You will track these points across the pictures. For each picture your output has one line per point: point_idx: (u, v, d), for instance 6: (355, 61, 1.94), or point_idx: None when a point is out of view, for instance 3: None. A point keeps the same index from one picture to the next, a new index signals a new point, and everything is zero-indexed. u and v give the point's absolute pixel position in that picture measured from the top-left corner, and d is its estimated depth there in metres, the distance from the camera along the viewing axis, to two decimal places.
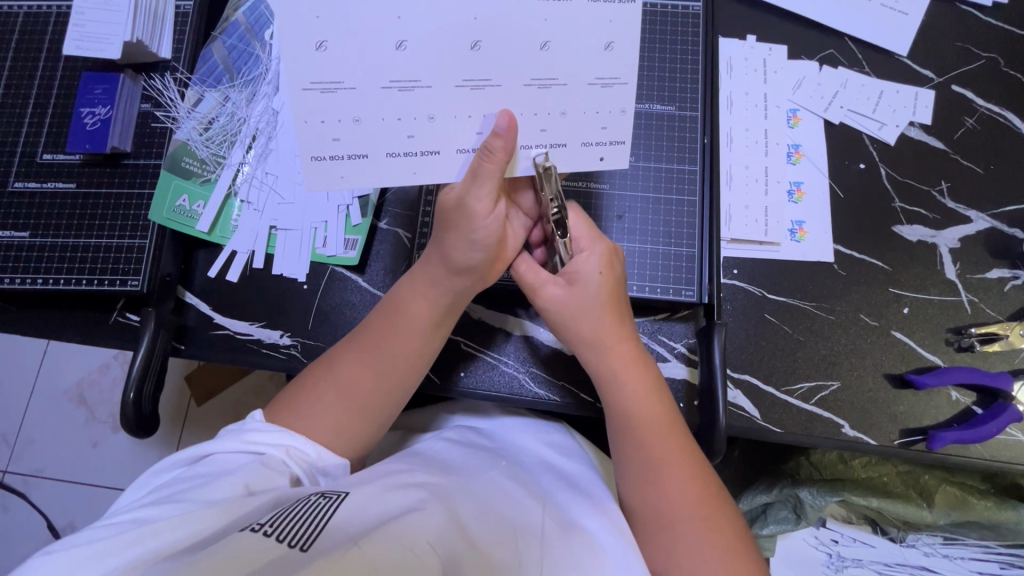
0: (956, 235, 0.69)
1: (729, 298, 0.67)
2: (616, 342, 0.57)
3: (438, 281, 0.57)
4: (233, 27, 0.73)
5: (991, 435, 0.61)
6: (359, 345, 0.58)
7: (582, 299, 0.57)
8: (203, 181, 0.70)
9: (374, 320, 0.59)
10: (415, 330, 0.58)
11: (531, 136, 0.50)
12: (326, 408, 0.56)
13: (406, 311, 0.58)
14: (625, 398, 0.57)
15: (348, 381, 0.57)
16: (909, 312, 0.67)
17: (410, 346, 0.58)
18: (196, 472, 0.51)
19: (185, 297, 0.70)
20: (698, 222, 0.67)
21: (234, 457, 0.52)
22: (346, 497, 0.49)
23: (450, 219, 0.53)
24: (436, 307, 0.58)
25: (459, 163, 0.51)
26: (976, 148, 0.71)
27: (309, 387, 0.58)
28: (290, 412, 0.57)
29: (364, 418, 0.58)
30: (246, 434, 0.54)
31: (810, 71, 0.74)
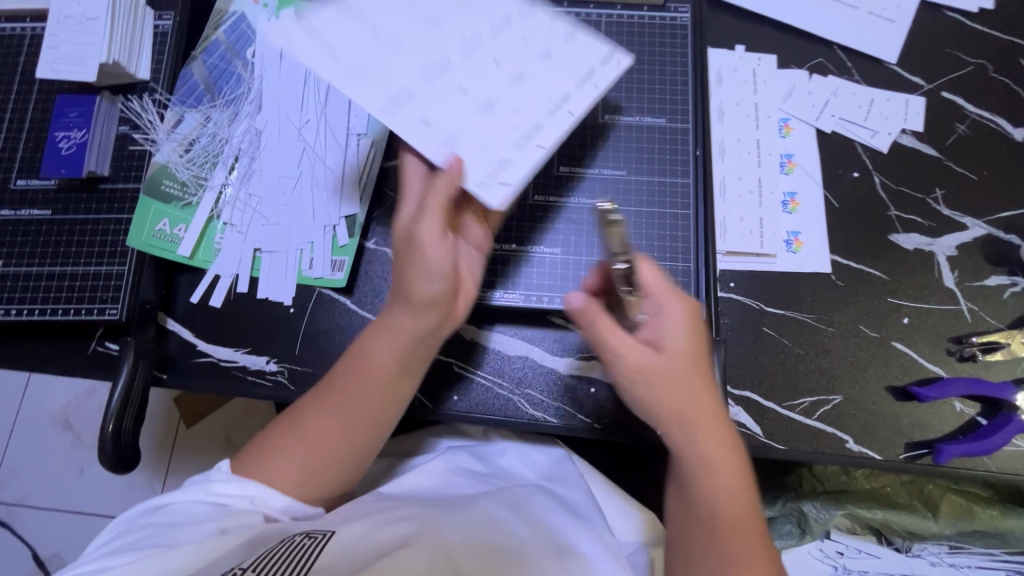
0: (952, 242, 0.68)
1: (725, 313, 0.66)
2: (706, 418, 0.50)
3: (403, 327, 0.53)
4: (213, 46, 0.72)
5: (997, 447, 0.60)
6: (326, 394, 0.55)
7: (663, 364, 0.50)
8: (184, 204, 0.68)
9: (342, 366, 0.56)
10: (371, 379, 0.54)
11: (540, 48, 0.56)
12: (292, 460, 0.54)
13: (374, 359, 0.54)
14: (708, 481, 0.50)
15: (321, 429, 0.54)
16: (909, 322, 0.65)
17: (377, 393, 0.55)
18: (161, 521, 0.49)
19: (167, 324, 0.67)
20: (692, 235, 0.66)
21: (200, 504, 0.51)
22: (331, 536, 0.47)
23: (404, 254, 0.52)
24: (399, 353, 0.54)
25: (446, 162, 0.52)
26: (969, 154, 0.71)
27: (275, 434, 0.55)
28: (255, 459, 0.54)
29: (335, 471, 0.55)
30: (211, 484, 0.52)
31: (800, 80, 0.73)
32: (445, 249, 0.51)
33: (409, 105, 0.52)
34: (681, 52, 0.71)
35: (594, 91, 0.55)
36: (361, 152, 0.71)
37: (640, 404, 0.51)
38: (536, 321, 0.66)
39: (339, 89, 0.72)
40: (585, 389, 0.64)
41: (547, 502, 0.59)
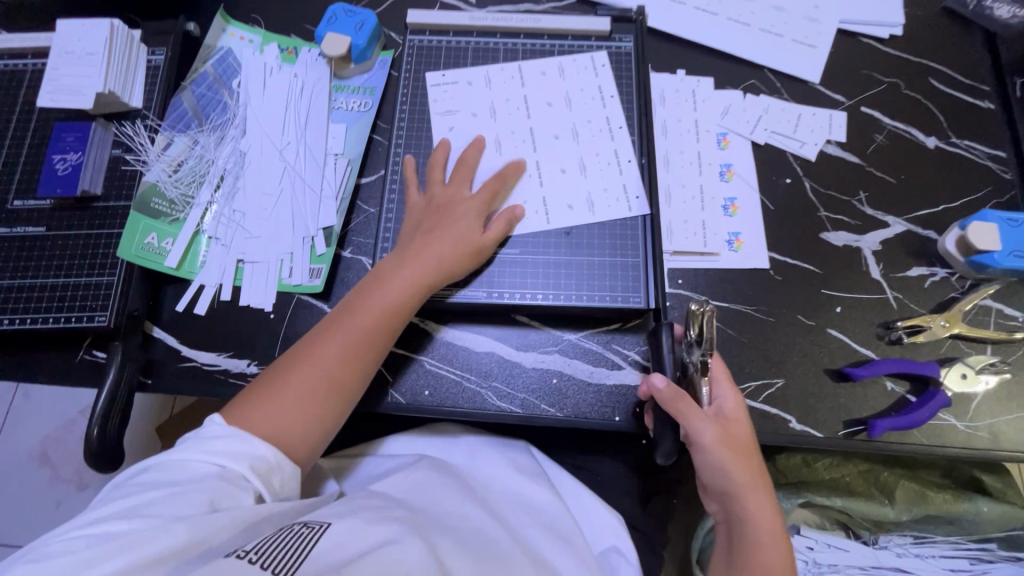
0: (877, 238, 0.75)
1: (672, 307, 0.72)
2: (760, 489, 0.60)
3: (414, 266, 0.65)
4: (202, 77, 0.79)
5: (923, 421, 0.65)
6: (336, 325, 0.64)
7: (737, 443, 0.60)
8: (172, 219, 0.73)
9: (353, 302, 0.65)
10: (382, 325, 0.63)
11: (553, 88, 0.78)
12: (299, 383, 0.60)
13: (385, 292, 0.64)
14: (759, 552, 0.59)
15: (330, 361, 0.61)
16: (841, 310, 0.72)
17: (382, 323, 0.64)
18: (151, 486, 0.51)
19: (153, 332, 0.71)
20: (639, 234, 0.72)
21: (191, 467, 0.52)
22: (328, 526, 0.50)
23: (436, 268, 0.66)
24: (406, 292, 0.65)
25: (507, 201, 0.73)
26: (888, 161, 0.79)
27: (286, 363, 0.62)
28: (262, 389, 0.60)
29: (328, 396, 0.61)
30: (210, 445, 0.54)
31: (736, 98, 0.82)
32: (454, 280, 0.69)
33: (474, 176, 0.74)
34: (627, 75, 0.79)
35: (602, 113, 0.77)
36: (338, 171, 0.77)
37: (723, 481, 0.60)
38: (501, 319, 0.71)
39: (318, 114, 0.80)
40: (548, 380, 0.69)
41: (525, 519, 0.67)
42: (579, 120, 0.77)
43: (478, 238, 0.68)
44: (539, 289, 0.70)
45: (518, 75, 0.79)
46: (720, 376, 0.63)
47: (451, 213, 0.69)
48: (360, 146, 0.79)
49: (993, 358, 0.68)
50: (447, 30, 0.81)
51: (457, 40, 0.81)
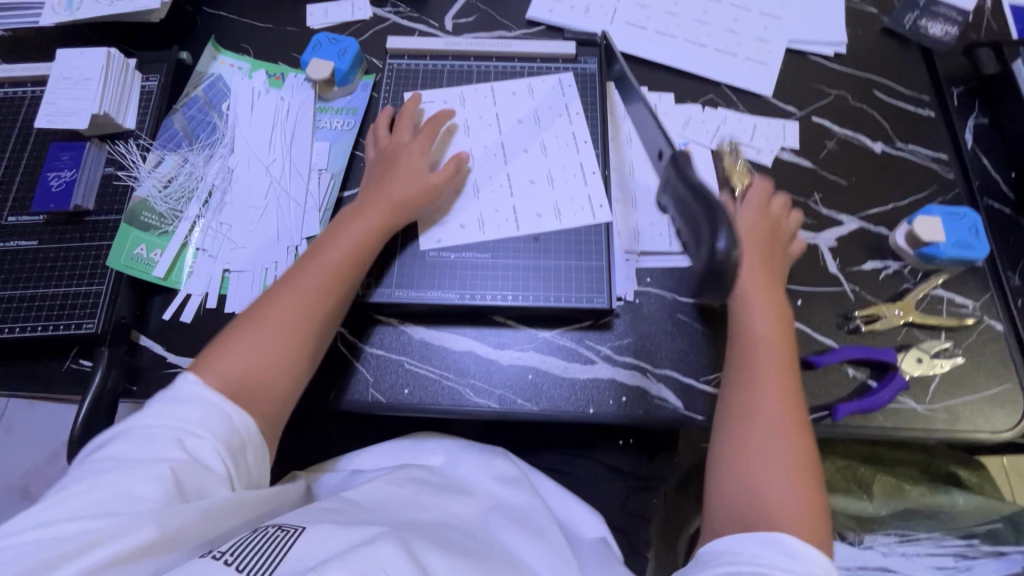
0: (832, 236, 0.79)
1: (642, 304, 0.75)
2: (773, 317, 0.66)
3: (371, 212, 0.69)
4: (193, 101, 0.84)
5: (884, 402, 0.68)
6: (296, 270, 0.65)
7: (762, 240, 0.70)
8: (161, 232, 0.76)
9: (314, 248, 0.67)
10: (349, 264, 0.66)
11: (520, 101, 0.84)
12: (265, 329, 0.60)
13: (343, 232, 0.68)
14: (756, 337, 0.64)
15: (300, 305, 0.62)
16: (802, 303, 0.75)
17: (343, 262, 0.66)
18: (114, 461, 0.49)
19: (140, 340, 0.73)
20: (604, 239, 0.76)
21: (156, 441, 0.50)
22: (305, 530, 0.50)
23: (393, 201, 0.71)
24: (364, 230, 0.68)
25: (478, 218, 0.77)
26: (839, 165, 0.84)
27: (246, 320, 0.61)
28: (222, 345, 0.59)
29: (296, 335, 0.61)
30: (181, 417, 0.52)
31: (695, 111, 0.87)
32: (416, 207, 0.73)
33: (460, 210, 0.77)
34: (591, 92, 0.85)
35: (569, 128, 0.82)
36: (321, 185, 0.81)
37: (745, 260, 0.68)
38: (477, 320, 0.74)
39: (303, 133, 0.85)
40: (524, 376, 0.72)
41: (500, 519, 0.65)
42: (548, 133, 0.82)
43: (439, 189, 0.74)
44: (509, 290, 0.73)
45: (491, 94, 0.85)
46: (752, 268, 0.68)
47: (409, 164, 0.74)
48: (342, 163, 0.83)
49: (945, 343, 0.72)
50: (424, 55, 0.87)
51: (434, 64, 0.87)
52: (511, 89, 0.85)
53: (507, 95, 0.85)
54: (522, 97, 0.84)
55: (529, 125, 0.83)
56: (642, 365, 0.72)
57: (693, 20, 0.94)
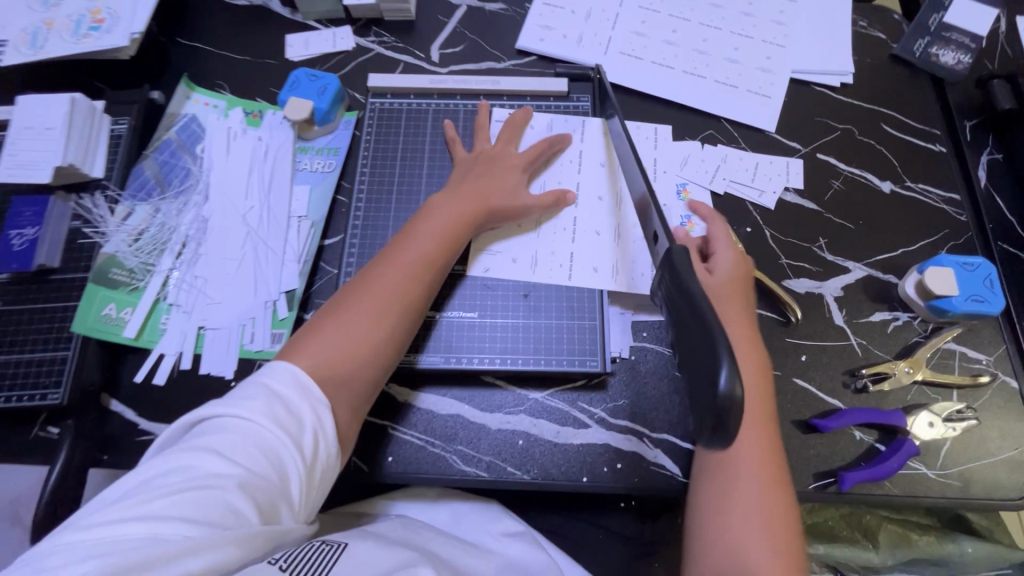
0: (838, 284, 0.75)
1: (638, 361, 0.71)
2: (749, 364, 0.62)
3: (456, 203, 0.70)
4: (165, 145, 0.80)
5: (893, 470, 0.65)
6: (383, 259, 0.65)
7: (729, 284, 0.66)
8: (131, 289, 0.73)
9: (401, 235, 0.68)
10: (428, 262, 0.65)
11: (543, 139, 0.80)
12: (361, 320, 0.61)
13: (433, 220, 0.68)
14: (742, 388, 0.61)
15: (379, 301, 0.62)
16: (806, 359, 0.71)
17: (428, 256, 0.66)
18: (195, 465, 0.48)
19: (111, 404, 0.70)
20: (597, 295, 0.72)
21: (237, 445, 0.49)
22: (347, 546, 0.56)
23: (481, 201, 0.70)
24: (456, 224, 0.68)
25: (531, 267, 0.73)
26: (845, 207, 0.80)
27: (337, 305, 0.62)
28: (317, 329, 0.60)
29: (385, 326, 0.62)
30: (275, 412, 0.52)
31: (694, 149, 0.83)
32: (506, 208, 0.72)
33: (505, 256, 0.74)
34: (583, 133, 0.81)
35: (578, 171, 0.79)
36: (301, 234, 0.77)
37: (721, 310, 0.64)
38: (465, 381, 0.70)
39: (282, 177, 0.80)
40: (513, 442, 0.68)
41: None
42: (540, 178, 0.78)
43: (516, 193, 0.73)
44: (500, 352, 0.70)
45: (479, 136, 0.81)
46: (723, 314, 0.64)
47: (496, 167, 0.74)
48: (323, 209, 0.79)
49: (959, 404, 0.68)
50: (408, 93, 0.84)
51: (418, 102, 0.83)
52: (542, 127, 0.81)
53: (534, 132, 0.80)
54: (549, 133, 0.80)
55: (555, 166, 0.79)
56: (638, 429, 0.68)
57: (691, 49, 0.89)
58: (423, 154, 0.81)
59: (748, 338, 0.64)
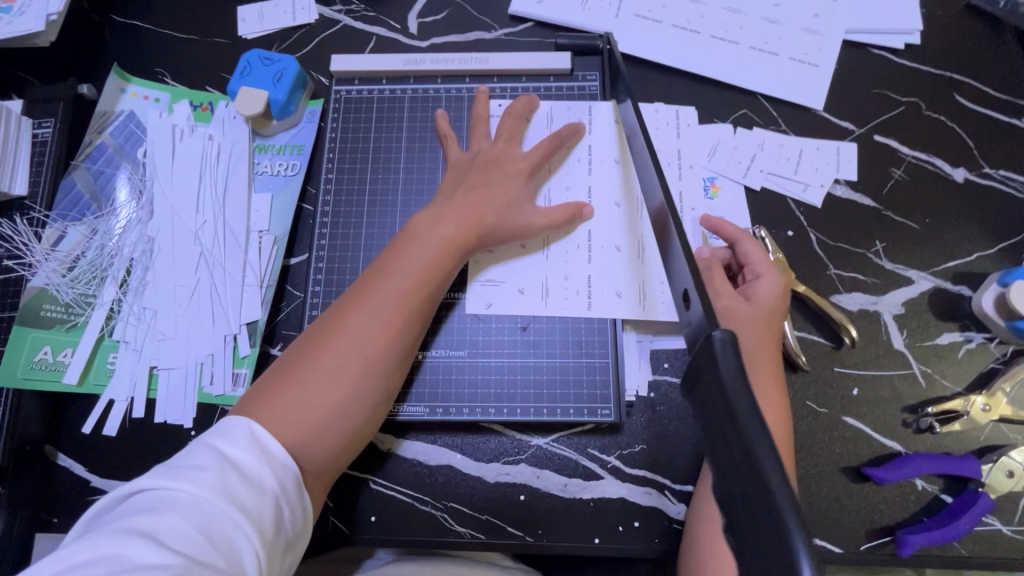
0: (898, 298, 0.63)
1: (658, 399, 0.61)
2: (772, 404, 0.53)
3: (450, 219, 0.58)
4: (99, 151, 0.69)
5: (967, 529, 0.54)
6: (359, 291, 0.54)
7: (761, 314, 0.56)
8: (69, 326, 0.64)
9: (383, 260, 0.56)
10: (421, 292, 0.55)
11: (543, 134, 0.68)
12: (335, 369, 0.50)
13: (422, 242, 0.56)
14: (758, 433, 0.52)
15: (363, 341, 0.51)
16: (859, 392, 0.60)
17: (416, 287, 0.54)
18: (116, 557, 0.35)
19: (58, 459, 0.61)
20: (608, 326, 0.62)
21: (177, 525, 0.38)
22: None
23: (478, 219, 0.59)
24: (446, 245, 0.57)
25: (539, 299, 0.62)
26: (908, 202, 0.67)
27: (305, 352, 0.51)
28: (282, 383, 0.49)
29: (366, 376, 0.51)
30: (231, 481, 0.40)
31: (724, 135, 0.69)
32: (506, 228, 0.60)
33: (508, 285, 0.63)
34: (590, 126, 0.68)
35: (586, 172, 0.66)
36: (262, 252, 0.66)
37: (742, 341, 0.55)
38: (457, 428, 0.61)
39: (237, 184, 0.68)
40: (514, 497, 0.59)
41: None
42: (545, 186, 0.66)
43: (521, 204, 0.62)
44: (497, 399, 0.60)
45: (464, 132, 0.69)
46: (748, 347, 0.54)
47: (496, 173, 0.62)
48: (286, 221, 0.68)
49: None
50: (379, 77, 0.71)
51: (391, 89, 0.70)
52: (542, 121, 0.68)
53: (535, 129, 0.68)
54: (550, 125, 0.68)
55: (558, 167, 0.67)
56: (658, 480, 0.58)
57: (722, 8, 0.73)
58: (398, 154, 0.68)
59: (778, 377, 0.55)
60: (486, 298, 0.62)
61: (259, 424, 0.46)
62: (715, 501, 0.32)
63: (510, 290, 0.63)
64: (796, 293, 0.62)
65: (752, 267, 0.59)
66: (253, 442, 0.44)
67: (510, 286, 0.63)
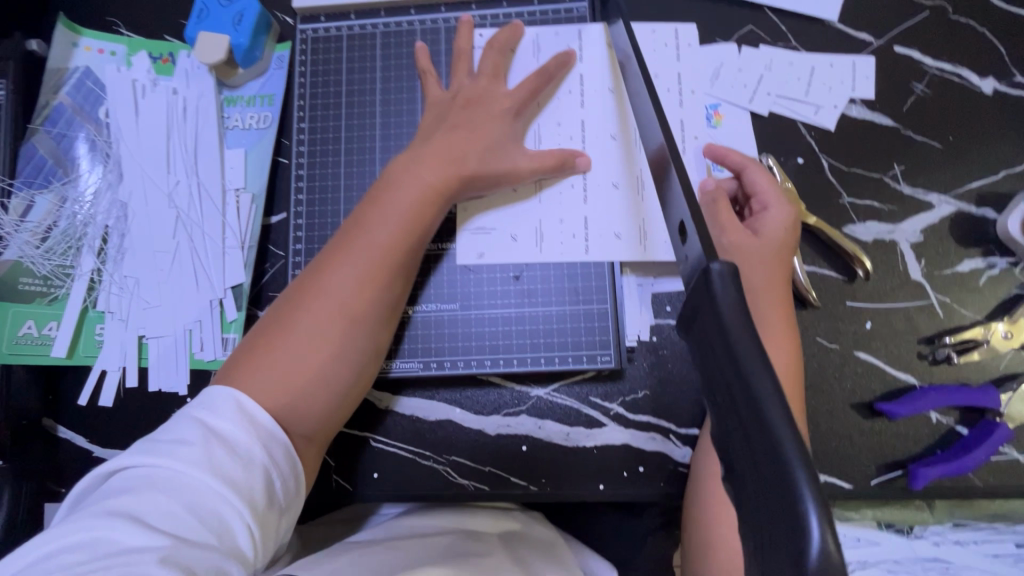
0: (917, 225, 0.59)
1: (661, 344, 0.58)
2: (780, 341, 0.50)
3: (430, 164, 0.54)
4: (58, 113, 0.65)
5: (982, 460, 0.53)
6: (337, 248, 0.51)
7: (770, 246, 0.53)
8: (51, 299, 0.62)
9: (361, 213, 0.53)
10: (404, 243, 0.51)
11: (529, 65, 0.62)
12: (317, 330, 0.48)
13: (401, 192, 0.53)
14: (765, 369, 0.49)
15: (345, 299, 0.49)
16: (872, 327, 0.57)
17: (397, 241, 0.51)
18: (101, 539, 0.35)
19: (58, 431, 0.61)
20: (606, 270, 0.59)
21: (164, 504, 0.37)
22: None
23: (460, 163, 0.55)
24: (427, 194, 0.53)
25: (533, 245, 0.59)
26: (929, 119, 0.61)
27: (285, 315, 0.49)
28: (264, 348, 0.47)
29: (351, 336, 0.49)
30: (217, 455, 0.40)
31: (728, 55, 0.63)
32: (492, 171, 0.56)
33: (501, 233, 0.60)
34: (580, 53, 0.62)
35: (579, 104, 0.61)
36: (240, 212, 0.63)
37: (751, 276, 0.52)
38: (455, 382, 0.59)
39: (208, 140, 0.64)
40: (516, 448, 0.58)
41: None
42: (535, 124, 0.61)
43: (508, 146, 0.57)
44: (493, 351, 0.58)
45: (442, 69, 0.64)
46: (756, 282, 0.51)
47: (480, 113, 0.57)
48: (263, 177, 0.64)
49: None
50: (347, 13, 0.65)
51: (361, 25, 0.65)
52: (529, 50, 0.62)
53: (521, 60, 0.62)
54: (537, 56, 0.62)
55: (547, 101, 0.61)
56: (662, 425, 0.57)
57: None
58: (373, 97, 0.63)
59: (788, 314, 0.52)
60: (478, 248, 0.59)
61: (243, 388, 0.45)
62: (715, 445, 0.30)
63: (503, 238, 0.59)
64: (807, 226, 0.58)
65: (759, 196, 0.55)
66: (237, 410, 0.43)
67: (502, 234, 0.59)
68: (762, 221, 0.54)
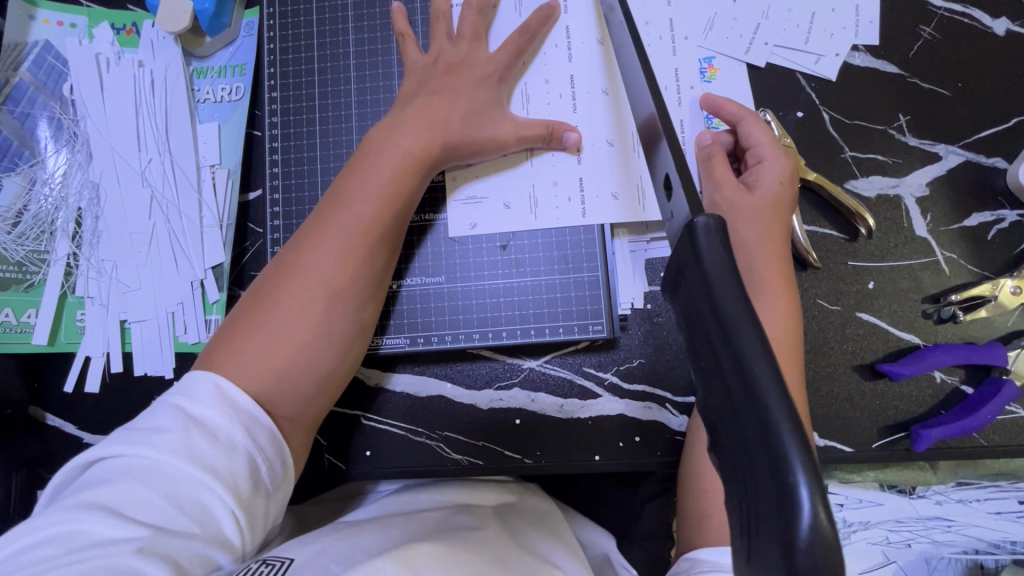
0: (923, 179, 0.56)
1: (656, 312, 0.57)
2: (777, 303, 0.48)
3: (409, 132, 0.51)
4: (19, 91, 0.62)
5: (988, 419, 0.52)
6: (316, 224, 0.49)
7: (764, 202, 0.50)
8: (27, 286, 0.60)
9: (339, 187, 0.50)
10: (385, 215, 0.49)
11: (512, 22, 0.59)
12: (298, 309, 0.46)
13: (379, 161, 0.50)
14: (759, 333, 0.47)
15: (326, 275, 0.47)
16: (875, 286, 0.55)
17: (378, 213, 0.49)
18: (78, 532, 0.34)
19: (46, 419, 0.60)
20: (597, 236, 0.56)
21: (140, 494, 0.36)
22: (291, 562, 0.38)
23: (439, 129, 0.52)
24: (406, 162, 0.51)
25: (522, 212, 0.57)
26: (938, 65, 0.58)
27: (265, 295, 0.47)
28: (244, 330, 0.45)
29: (333, 313, 0.47)
30: (195, 442, 0.38)
31: (723, 4, 0.59)
32: (473, 136, 0.53)
33: (489, 201, 0.57)
34: (565, 6, 0.58)
35: (566, 61, 0.58)
36: (217, 189, 0.61)
37: (743, 234, 0.49)
38: (445, 356, 0.58)
39: (177, 114, 0.62)
40: (509, 422, 0.57)
41: None
42: (520, 84, 0.58)
43: (489, 110, 0.55)
44: (484, 324, 0.57)
45: (420, 31, 0.60)
46: (750, 241, 0.49)
47: (461, 76, 0.55)
48: (238, 152, 0.61)
49: None
50: None
51: None
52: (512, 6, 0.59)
53: (504, 17, 0.59)
54: (520, 11, 0.59)
55: (532, 59, 0.58)
56: (658, 394, 0.56)
57: None
58: (348, 62, 0.60)
59: (786, 274, 0.50)
60: (468, 218, 0.57)
61: (225, 372, 0.43)
62: (703, 413, 0.29)
63: (492, 206, 0.57)
64: (807, 182, 0.56)
65: (755, 151, 0.52)
66: (218, 394, 0.41)
67: (491, 202, 0.57)
68: (757, 175, 0.51)
